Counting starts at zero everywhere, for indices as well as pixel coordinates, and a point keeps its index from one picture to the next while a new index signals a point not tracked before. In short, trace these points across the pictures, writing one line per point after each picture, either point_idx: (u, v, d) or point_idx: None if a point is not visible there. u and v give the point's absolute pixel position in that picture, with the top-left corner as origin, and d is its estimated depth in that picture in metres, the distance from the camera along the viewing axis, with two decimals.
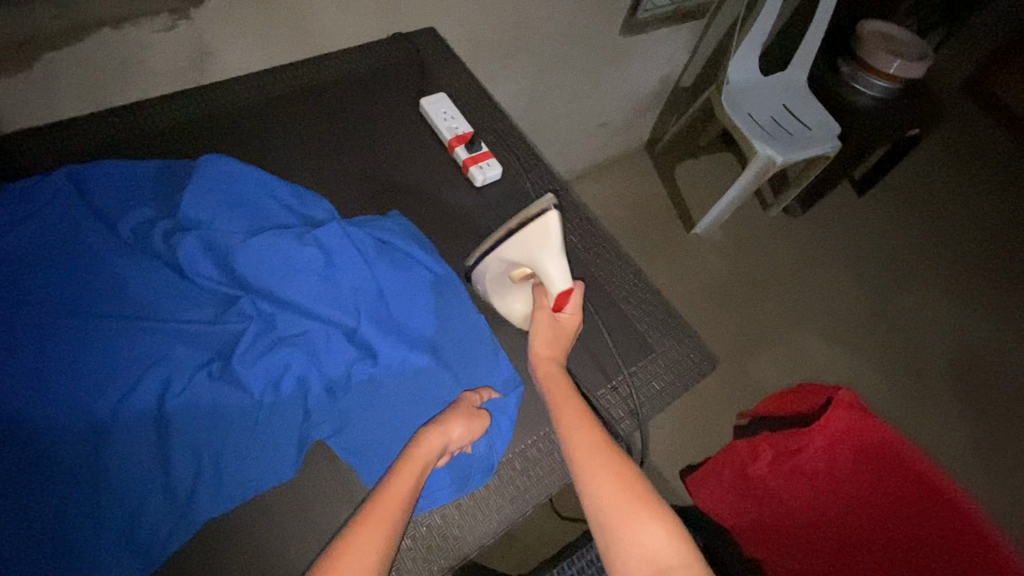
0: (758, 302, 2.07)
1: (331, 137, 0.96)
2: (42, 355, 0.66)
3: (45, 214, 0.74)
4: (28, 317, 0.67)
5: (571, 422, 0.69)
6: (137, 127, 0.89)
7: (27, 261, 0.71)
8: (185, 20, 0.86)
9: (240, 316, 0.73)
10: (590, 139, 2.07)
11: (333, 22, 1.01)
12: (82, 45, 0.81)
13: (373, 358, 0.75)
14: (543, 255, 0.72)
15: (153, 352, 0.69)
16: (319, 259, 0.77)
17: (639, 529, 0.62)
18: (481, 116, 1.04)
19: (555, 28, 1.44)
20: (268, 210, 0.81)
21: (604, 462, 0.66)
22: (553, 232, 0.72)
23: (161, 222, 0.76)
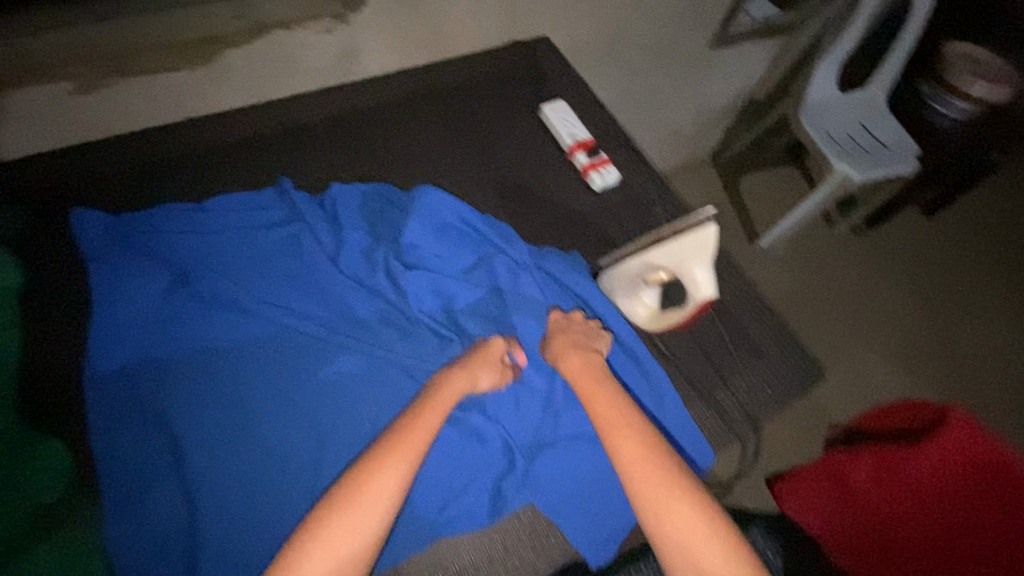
0: (822, 318, 2.07)
1: (458, 138, 1.02)
2: (269, 348, 0.75)
3: (261, 222, 0.84)
4: (269, 317, 0.76)
5: (620, 428, 0.68)
6: (292, 119, 0.96)
7: (263, 270, 0.80)
8: (342, 24, 0.94)
9: (451, 360, 0.77)
10: (662, 147, 2.09)
11: (463, 29, 1.08)
12: (256, 44, 0.89)
13: (555, 417, 0.75)
14: (696, 263, 0.80)
15: (368, 377, 0.75)
16: (526, 306, 0.81)
17: (669, 501, 0.62)
18: (595, 123, 1.09)
19: (651, 38, 1.48)
20: (476, 251, 0.85)
21: (658, 478, 0.64)
22: (710, 244, 0.80)
23: (378, 249, 0.82)
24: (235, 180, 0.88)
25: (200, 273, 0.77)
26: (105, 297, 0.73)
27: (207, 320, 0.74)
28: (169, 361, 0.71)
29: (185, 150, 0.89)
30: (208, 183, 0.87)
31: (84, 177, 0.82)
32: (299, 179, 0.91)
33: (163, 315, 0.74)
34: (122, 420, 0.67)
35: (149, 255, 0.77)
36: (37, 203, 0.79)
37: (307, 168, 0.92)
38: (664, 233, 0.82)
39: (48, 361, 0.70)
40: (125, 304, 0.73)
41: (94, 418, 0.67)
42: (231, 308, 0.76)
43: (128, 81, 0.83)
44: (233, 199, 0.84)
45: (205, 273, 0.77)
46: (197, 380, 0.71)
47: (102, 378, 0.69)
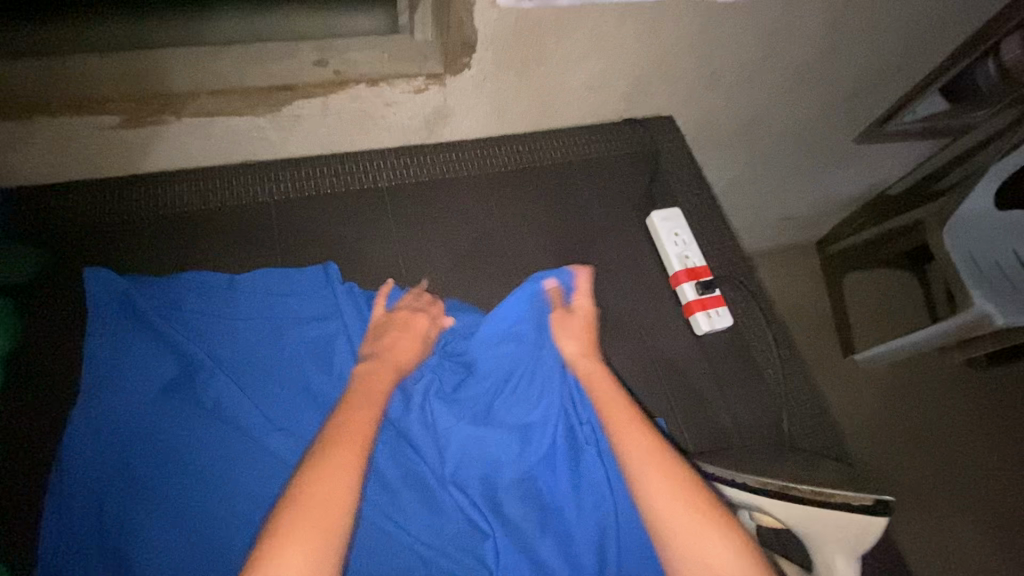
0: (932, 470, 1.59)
1: (540, 235, 0.85)
2: (263, 487, 0.61)
3: (295, 318, 0.71)
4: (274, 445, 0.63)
5: (622, 417, 0.61)
6: (360, 182, 0.82)
7: (280, 374, 0.68)
8: (437, 85, 0.78)
9: (476, 558, 0.62)
10: (767, 231, 1.82)
11: (577, 103, 0.91)
12: (334, 97, 0.75)
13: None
14: (835, 546, 0.51)
15: (376, 552, 0.61)
16: (585, 495, 0.66)
17: (698, 521, 0.50)
18: (712, 246, 0.89)
19: (792, 124, 1.24)
20: (538, 397, 0.71)
21: (661, 466, 0.55)
22: (864, 538, 0.49)
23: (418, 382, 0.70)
24: (276, 252, 0.75)
25: (210, 375, 0.65)
26: (99, 389, 0.62)
27: (204, 440, 0.62)
28: (146, 486, 0.59)
29: (228, 206, 0.76)
30: (245, 251, 0.74)
31: (114, 222, 0.72)
32: (348, 261, 0.77)
33: (156, 422, 0.62)
34: (78, 553, 0.56)
35: (157, 339, 0.66)
36: (56, 247, 0.69)
37: (359, 251, 0.78)
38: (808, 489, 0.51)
39: (17, 456, 0.59)
40: (119, 402, 0.62)
41: (49, 546, 0.56)
42: (234, 427, 0.64)
43: (181, 122, 0.71)
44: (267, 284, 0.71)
45: (215, 376, 0.65)
46: (172, 516, 0.58)
47: (68, 493, 0.58)
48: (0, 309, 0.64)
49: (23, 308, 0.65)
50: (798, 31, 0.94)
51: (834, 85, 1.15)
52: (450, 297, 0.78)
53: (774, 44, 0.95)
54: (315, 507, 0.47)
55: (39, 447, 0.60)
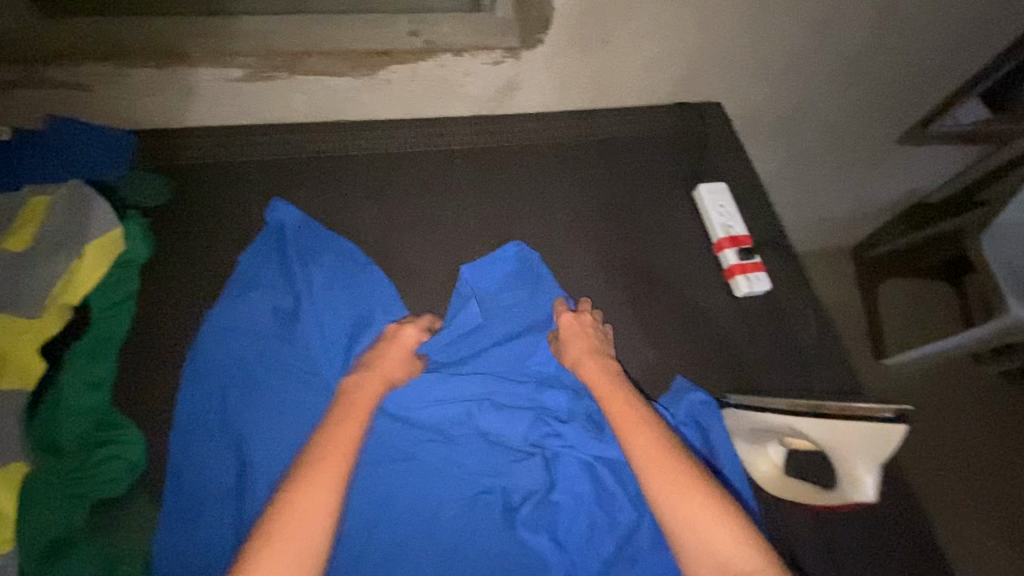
0: (966, 472, 1.60)
1: (595, 200, 0.93)
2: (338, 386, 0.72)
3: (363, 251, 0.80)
4: (351, 350, 0.74)
5: (631, 425, 0.65)
6: (435, 142, 0.92)
7: (349, 286, 0.78)
8: (512, 58, 0.87)
9: (527, 470, 0.70)
10: (804, 231, 1.86)
11: (634, 83, 0.99)
12: (422, 63, 0.85)
13: (631, 562, 0.66)
14: (858, 456, 0.57)
15: (434, 465, 0.70)
16: None
17: (684, 500, 0.58)
18: (754, 219, 0.96)
19: (837, 120, 1.30)
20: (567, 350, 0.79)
21: (661, 460, 0.61)
22: (884, 447, 0.56)
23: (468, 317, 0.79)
24: (362, 198, 0.85)
25: (309, 310, 0.75)
26: (224, 305, 0.73)
27: (304, 360, 0.72)
28: (258, 388, 0.69)
29: (322, 154, 0.87)
30: (336, 190, 0.85)
31: (227, 160, 0.83)
32: (423, 210, 0.86)
33: (264, 340, 0.72)
34: (200, 433, 0.66)
35: (264, 267, 0.76)
36: (181, 179, 0.80)
37: (434, 203, 0.87)
38: (833, 407, 0.59)
39: (148, 346, 0.70)
40: (224, 312, 0.72)
41: (176, 421, 0.66)
42: (319, 339, 0.74)
43: (292, 78, 0.82)
44: (357, 231, 0.83)
45: (312, 312, 0.75)
46: (278, 414, 0.68)
47: (187, 384, 0.68)
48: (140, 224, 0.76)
49: (155, 227, 0.77)
50: (846, 26, 1.01)
51: (879, 83, 1.21)
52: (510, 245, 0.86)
53: (822, 38, 1.02)
54: (299, 516, 0.53)
55: (166, 337, 0.71)
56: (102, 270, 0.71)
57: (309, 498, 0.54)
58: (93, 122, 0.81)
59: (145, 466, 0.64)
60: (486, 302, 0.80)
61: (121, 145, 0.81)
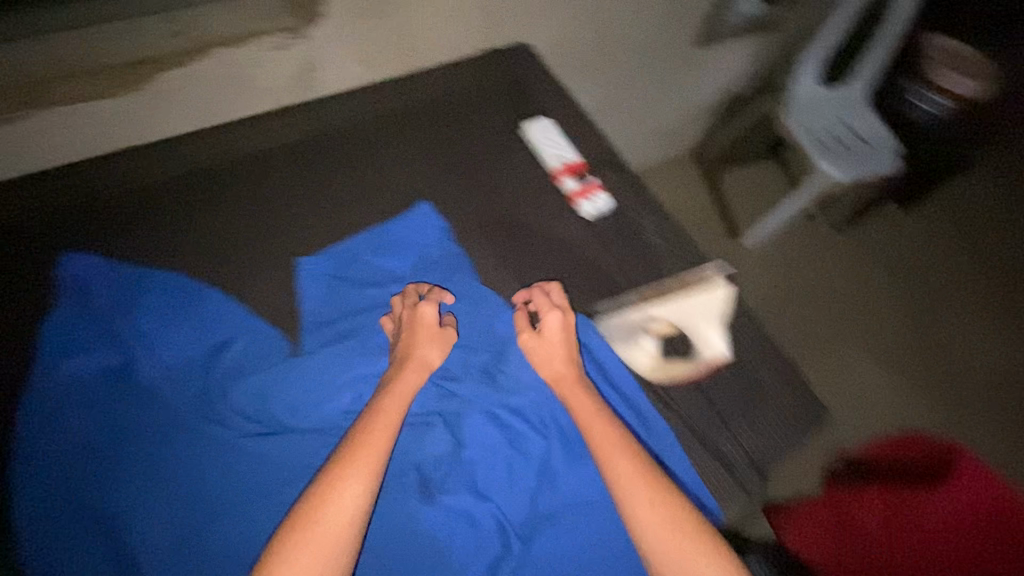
0: (832, 315, 1.82)
1: (427, 161, 0.90)
2: (201, 426, 0.66)
3: (184, 282, 0.72)
4: (207, 385, 0.68)
5: (611, 452, 0.67)
6: (243, 145, 0.85)
7: (183, 321, 0.70)
8: (297, 38, 0.83)
9: (430, 441, 0.69)
10: (649, 148, 1.97)
11: (435, 36, 0.96)
12: (196, 65, 0.78)
13: (553, 483, 0.70)
14: (710, 319, 0.80)
15: None
16: (519, 376, 0.74)
17: (660, 522, 0.63)
18: (585, 144, 0.99)
19: (638, 34, 1.37)
20: (443, 312, 0.78)
21: (645, 484, 0.65)
22: (720, 306, 0.81)
23: (331, 314, 0.74)
24: (174, 224, 0.77)
25: (147, 356, 0.68)
26: (46, 386, 0.65)
27: (160, 410, 0.66)
28: (115, 456, 0.63)
29: (112, 189, 0.78)
30: (138, 224, 0.76)
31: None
32: (248, 220, 0.79)
33: (104, 408, 0.65)
34: (62, 528, 0.60)
35: (80, 328, 0.68)
36: None
37: (258, 210, 0.80)
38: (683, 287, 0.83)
39: None
40: (47, 390, 0.65)
41: (24, 525, 0.59)
42: (166, 383, 0.67)
43: (53, 113, 0.74)
44: (176, 260, 0.75)
45: (150, 360, 0.68)
46: (150, 474, 0.63)
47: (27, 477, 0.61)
48: None
49: None
50: None
51: None
52: (353, 230, 0.82)
53: None
54: (322, 527, 0.57)
55: None
56: None
57: (336, 511, 0.58)
58: None
59: None
60: (343, 293, 0.76)
61: None
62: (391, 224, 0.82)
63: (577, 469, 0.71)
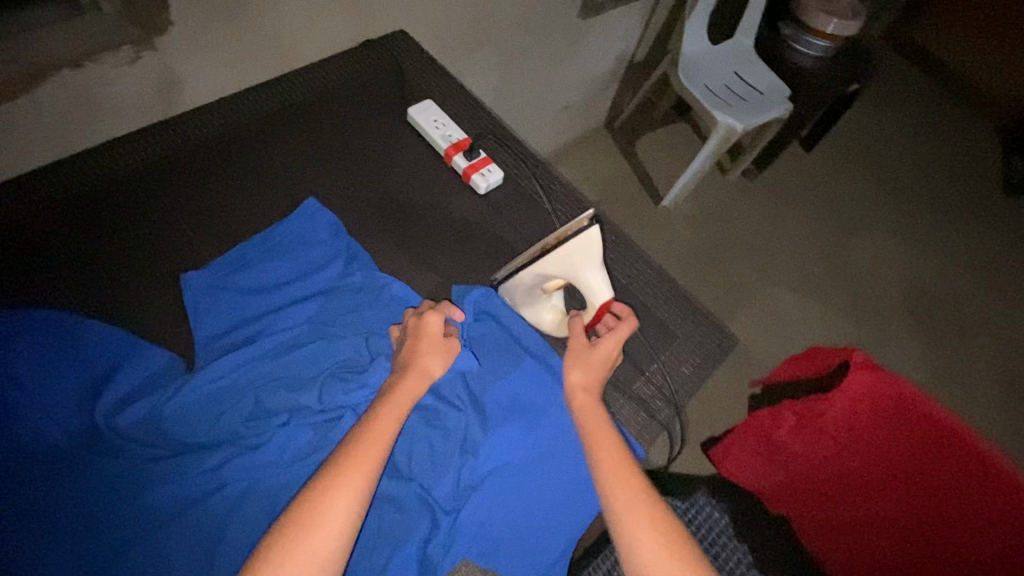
0: (752, 257, 1.91)
1: (312, 161, 0.89)
2: (100, 459, 0.64)
3: (55, 317, 0.68)
4: (102, 417, 0.66)
5: (620, 475, 0.64)
6: (108, 168, 0.81)
7: (61, 356, 0.67)
8: (149, 50, 0.79)
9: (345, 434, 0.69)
10: (560, 125, 1.99)
11: (302, 34, 0.94)
12: (40, 91, 0.74)
13: (475, 452, 0.71)
14: (586, 265, 0.74)
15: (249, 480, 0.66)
16: None
17: (659, 539, 0.60)
18: (474, 123, 1.00)
19: (520, 12, 1.39)
20: (346, 304, 0.77)
21: (649, 516, 0.61)
22: (597, 246, 0.73)
23: (228, 326, 0.73)
24: (40, 262, 0.72)
25: (26, 400, 0.65)
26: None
27: (53, 452, 0.64)
28: (9, 507, 0.60)
29: None
30: (1, 266, 0.71)
31: None
32: (124, 244, 0.76)
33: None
34: None
35: None
36: None
37: (135, 232, 0.77)
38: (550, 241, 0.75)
39: None
40: None
41: None
42: (57, 424, 0.65)
43: None
44: (48, 297, 0.70)
45: (32, 402, 0.65)
46: (52, 518, 0.61)
47: None
48: None
49: None
50: None
51: None
52: (242, 239, 0.80)
53: None
54: (319, 528, 0.56)
55: None
56: None
57: (330, 514, 0.56)
58: None
59: None
60: (238, 303, 0.74)
61: None
62: (281, 227, 0.80)
63: (499, 435, 0.72)
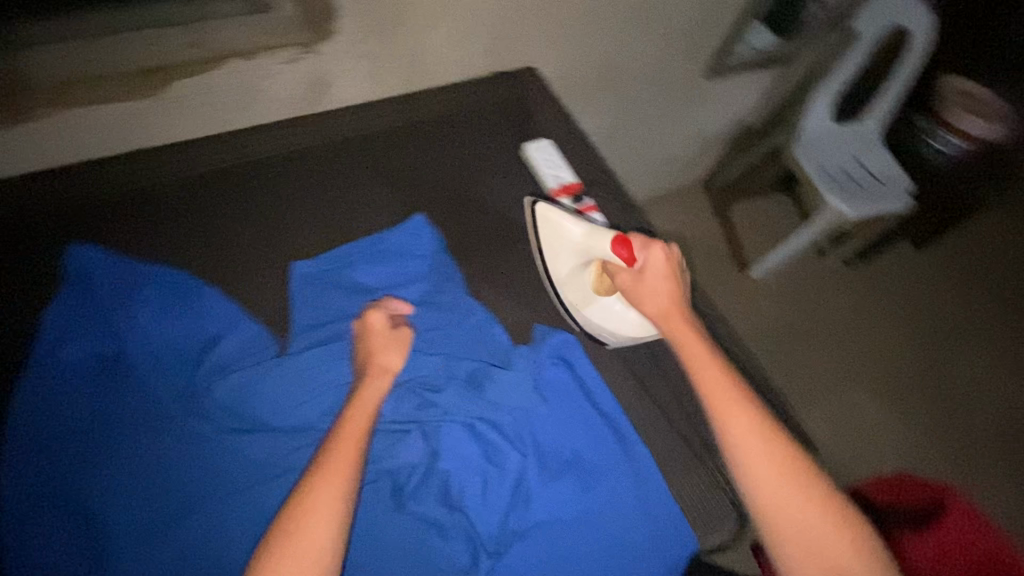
0: (838, 352, 1.79)
1: (428, 176, 0.93)
2: (185, 417, 0.68)
3: (181, 278, 0.75)
4: (198, 379, 0.71)
5: (725, 405, 0.65)
6: (251, 150, 0.88)
7: (177, 315, 0.73)
8: (310, 53, 0.86)
9: (408, 449, 0.70)
10: (659, 176, 1.97)
11: (443, 58, 1.00)
12: (213, 75, 0.82)
13: (528, 499, 0.70)
14: (568, 235, 0.80)
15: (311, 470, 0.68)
16: (504, 388, 0.75)
17: (776, 478, 0.61)
18: (583, 167, 1.01)
19: (647, 65, 1.40)
20: (434, 321, 0.79)
21: (765, 448, 0.63)
22: (549, 215, 0.81)
23: (324, 319, 0.77)
24: (177, 223, 0.80)
25: (141, 347, 0.71)
26: (33, 377, 0.67)
27: (150, 400, 0.69)
28: (102, 442, 0.65)
29: (127, 188, 0.81)
30: (146, 222, 0.79)
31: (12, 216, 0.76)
32: (249, 221, 0.82)
33: (96, 395, 0.68)
34: (43, 505, 0.62)
35: (88, 313, 0.71)
36: None
37: (261, 212, 0.83)
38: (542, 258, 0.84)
39: None
40: (46, 368, 0.68)
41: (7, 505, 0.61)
42: (158, 374, 0.70)
43: (79, 111, 0.78)
44: (177, 257, 0.77)
45: (145, 350, 0.71)
46: (135, 462, 0.65)
47: (25, 451, 0.64)
48: None
49: None
50: None
51: (668, 27, 1.33)
52: (351, 238, 0.84)
53: None
54: (305, 527, 0.55)
55: None
56: None
57: (311, 517, 0.56)
58: None
59: None
60: (338, 299, 0.78)
61: None
62: (389, 236, 0.84)
63: (556, 487, 0.71)
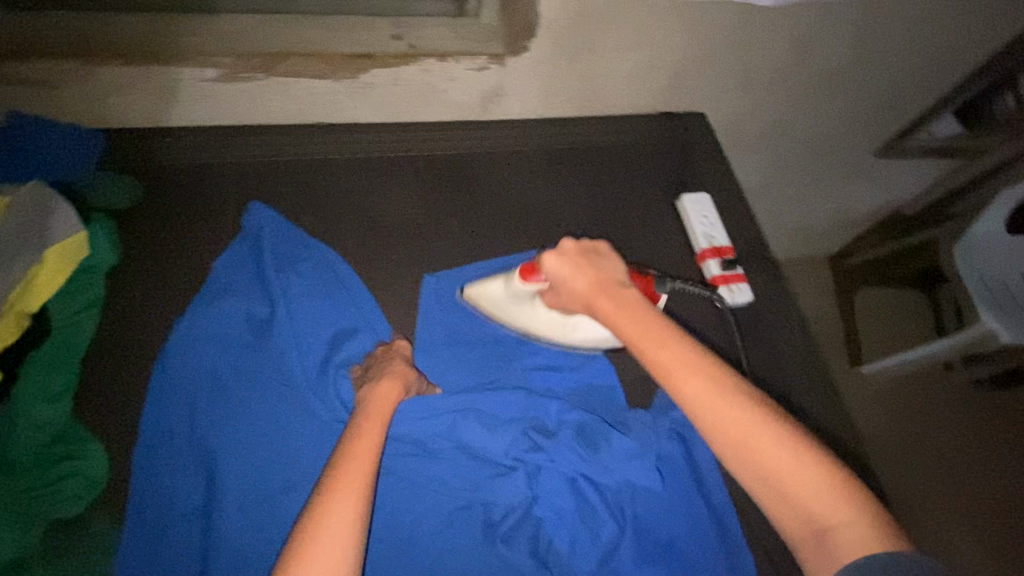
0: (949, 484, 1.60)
1: (577, 208, 0.92)
2: (308, 395, 0.71)
3: (333, 260, 0.78)
4: (327, 361, 0.73)
5: (666, 365, 0.54)
6: (418, 146, 0.89)
7: (323, 295, 0.76)
8: (497, 64, 0.86)
9: (508, 487, 0.68)
10: (788, 244, 1.84)
11: (619, 89, 0.97)
12: (406, 68, 0.82)
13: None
14: (508, 304, 0.73)
15: (410, 481, 0.68)
16: (616, 451, 0.70)
17: (766, 454, 0.49)
18: (736, 232, 0.95)
19: (818, 131, 1.30)
20: (556, 362, 0.77)
21: (734, 408, 0.51)
22: (481, 296, 0.74)
23: (452, 332, 0.77)
24: (338, 204, 0.82)
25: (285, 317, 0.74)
26: (190, 322, 0.71)
27: (282, 371, 0.71)
28: (234, 400, 0.69)
29: (300, 159, 0.84)
30: (311, 196, 0.82)
31: (200, 165, 0.81)
32: (402, 217, 0.83)
33: (237, 352, 0.71)
34: (171, 445, 0.66)
35: (249, 272, 0.76)
36: (154, 184, 0.79)
37: (414, 210, 0.84)
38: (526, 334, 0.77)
39: (120, 356, 0.69)
40: (200, 315, 0.72)
41: (142, 437, 0.65)
42: (294, 347, 0.73)
43: (271, 80, 0.80)
44: (333, 237, 0.80)
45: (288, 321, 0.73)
46: (257, 426, 0.68)
47: (168, 390, 0.68)
48: (107, 228, 0.74)
49: (128, 233, 0.76)
50: (824, 39, 1.02)
51: (856, 97, 1.22)
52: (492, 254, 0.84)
53: (800, 51, 1.03)
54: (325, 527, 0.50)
55: (143, 348, 0.70)
56: (65, 278, 0.70)
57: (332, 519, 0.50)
58: (58, 121, 0.78)
59: (105, 484, 0.63)
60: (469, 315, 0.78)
61: (91, 147, 0.78)
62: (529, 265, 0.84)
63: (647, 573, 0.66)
